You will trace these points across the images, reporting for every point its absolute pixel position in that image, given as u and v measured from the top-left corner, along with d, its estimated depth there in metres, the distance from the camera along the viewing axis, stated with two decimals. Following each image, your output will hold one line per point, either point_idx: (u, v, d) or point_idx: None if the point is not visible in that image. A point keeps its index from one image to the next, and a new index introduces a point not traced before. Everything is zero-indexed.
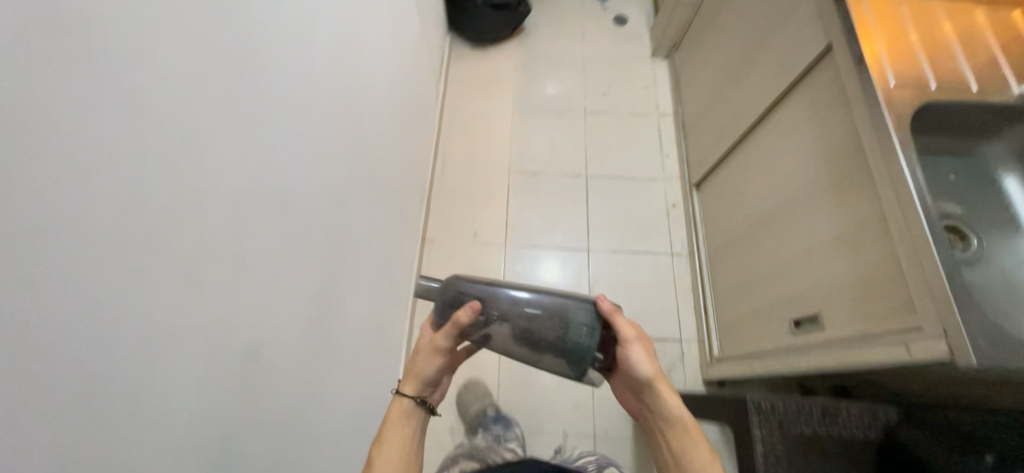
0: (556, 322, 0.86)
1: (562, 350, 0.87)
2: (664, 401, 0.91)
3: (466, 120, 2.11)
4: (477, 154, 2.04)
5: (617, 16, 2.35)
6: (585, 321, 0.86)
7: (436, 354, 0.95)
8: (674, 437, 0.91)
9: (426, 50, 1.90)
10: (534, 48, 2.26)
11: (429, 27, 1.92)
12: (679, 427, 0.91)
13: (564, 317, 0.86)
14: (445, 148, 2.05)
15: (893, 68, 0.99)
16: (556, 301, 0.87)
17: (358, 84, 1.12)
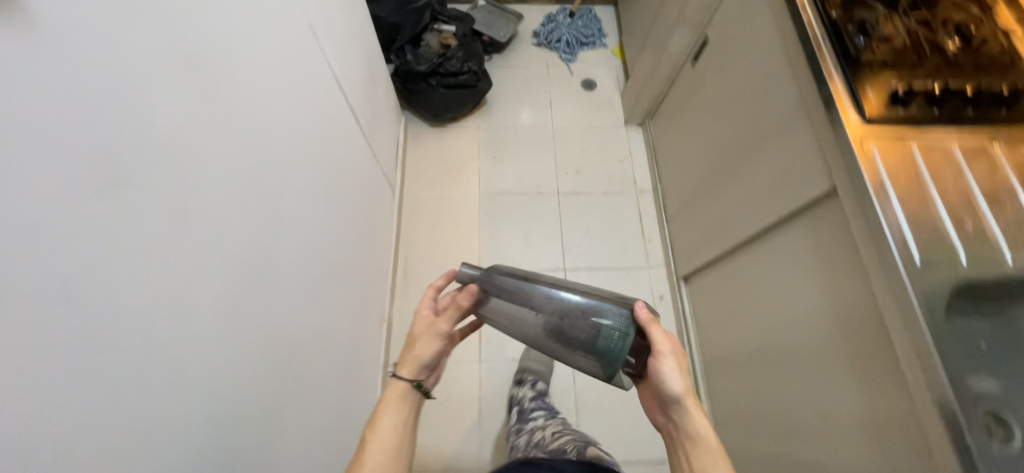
0: (587, 319, 0.92)
1: (591, 348, 0.91)
2: (691, 412, 0.87)
3: (429, 211, 1.92)
4: (444, 250, 1.86)
5: (585, 81, 2.19)
6: (616, 325, 0.91)
7: (434, 338, 1.04)
8: (698, 458, 0.85)
9: (377, 146, 1.70)
10: (500, 124, 2.10)
11: (379, 120, 1.72)
12: (696, 441, 0.86)
13: (597, 317, 0.92)
14: (409, 247, 1.86)
15: (914, 234, 0.84)
16: (591, 303, 0.93)
17: (282, 269, 0.92)
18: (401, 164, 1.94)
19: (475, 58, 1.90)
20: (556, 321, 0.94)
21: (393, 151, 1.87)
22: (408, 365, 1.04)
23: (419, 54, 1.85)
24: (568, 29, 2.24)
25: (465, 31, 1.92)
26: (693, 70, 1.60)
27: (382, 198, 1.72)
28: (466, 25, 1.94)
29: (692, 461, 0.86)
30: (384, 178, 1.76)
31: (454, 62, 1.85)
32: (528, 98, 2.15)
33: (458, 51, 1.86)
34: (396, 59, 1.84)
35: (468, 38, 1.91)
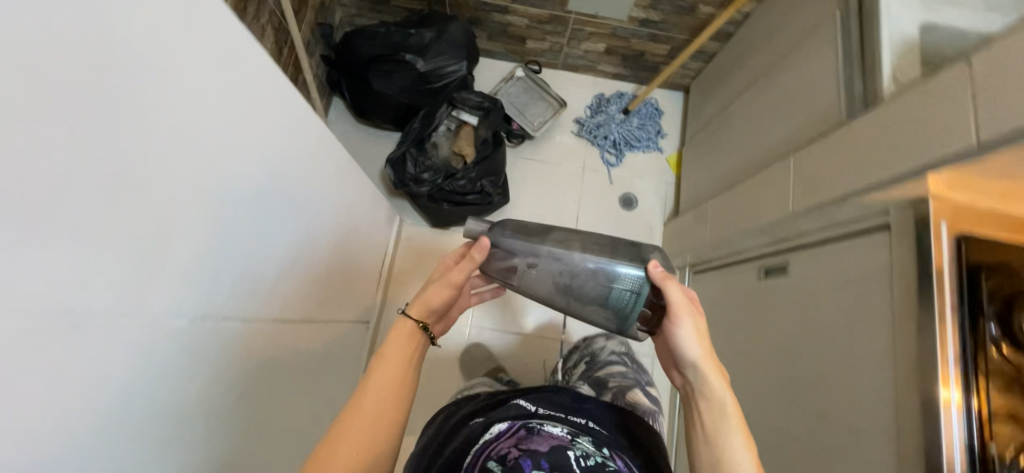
0: (599, 277, 0.78)
1: (598, 303, 0.80)
2: (706, 378, 0.72)
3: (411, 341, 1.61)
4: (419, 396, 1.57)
5: (625, 197, 1.80)
6: (632, 283, 0.78)
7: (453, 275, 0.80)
8: (711, 421, 0.70)
9: (362, 285, 1.39)
10: None
11: (367, 252, 1.38)
12: (710, 403, 0.71)
13: (609, 280, 0.78)
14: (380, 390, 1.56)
15: None
16: (600, 266, 0.78)
17: None
18: (383, 281, 1.60)
19: (493, 174, 1.53)
20: (564, 278, 0.79)
21: (377, 269, 1.54)
22: (421, 311, 0.80)
23: (426, 161, 1.48)
24: (618, 125, 1.81)
25: (488, 136, 1.53)
26: (759, 282, 1.21)
27: (354, 341, 1.42)
28: (490, 126, 1.55)
29: (707, 427, 0.70)
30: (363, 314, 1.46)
31: (467, 179, 1.48)
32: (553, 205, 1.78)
33: (475, 165, 1.49)
34: (395, 166, 1.47)
35: (491, 145, 1.54)
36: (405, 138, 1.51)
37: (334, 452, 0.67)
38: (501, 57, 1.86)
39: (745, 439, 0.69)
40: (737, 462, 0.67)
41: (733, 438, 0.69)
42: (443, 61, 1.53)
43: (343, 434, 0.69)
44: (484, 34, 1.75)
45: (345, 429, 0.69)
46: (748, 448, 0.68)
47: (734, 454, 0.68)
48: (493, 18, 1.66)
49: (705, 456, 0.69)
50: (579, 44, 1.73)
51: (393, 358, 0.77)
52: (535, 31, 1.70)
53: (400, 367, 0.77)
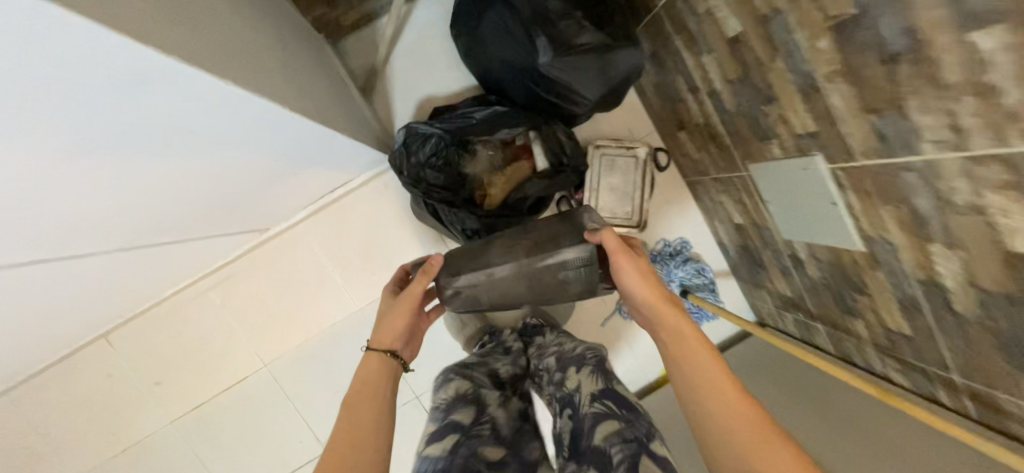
0: (554, 262, 1.03)
1: (563, 279, 1.04)
2: (664, 325, 0.85)
3: (293, 269, 1.40)
4: (258, 316, 1.41)
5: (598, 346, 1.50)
6: (576, 256, 1.02)
7: (387, 296, 1.06)
8: (679, 350, 0.81)
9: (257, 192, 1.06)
10: None
11: (284, 170, 1.03)
12: (676, 354, 0.81)
13: (565, 261, 1.02)
14: (230, 283, 1.39)
15: None
16: (546, 260, 1.03)
17: None
18: (313, 204, 1.35)
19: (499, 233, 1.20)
20: (533, 274, 1.02)
21: (311, 195, 1.29)
22: (380, 324, 1.00)
23: (445, 162, 1.14)
24: None
25: (528, 194, 1.17)
26: None
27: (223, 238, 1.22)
28: (543, 188, 1.17)
29: (686, 380, 0.77)
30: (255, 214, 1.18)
31: (466, 218, 1.15)
32: None
33: (488, 211, 1.15)
34: (412, 136, 1.11)
35: (523, 205, 1.19)
36: (451, 117, 1.13)
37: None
38: (652, 116, 1.40)
39: (716, 370, 0.75)
40: (723, 410, 0.70)
41: (703, 370, 0.76)
42: (571, 80, 1.07)
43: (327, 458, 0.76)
44: (659, 81, 1.25)
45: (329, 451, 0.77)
46: (726, 387, 0.73)
47: (712, 393, 0.73)
48: (680, 83, 1.17)
49: (706, 415, 0.71)
50: (722, 195, 1.28)
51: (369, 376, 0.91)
52: (700, 140, 1.23)
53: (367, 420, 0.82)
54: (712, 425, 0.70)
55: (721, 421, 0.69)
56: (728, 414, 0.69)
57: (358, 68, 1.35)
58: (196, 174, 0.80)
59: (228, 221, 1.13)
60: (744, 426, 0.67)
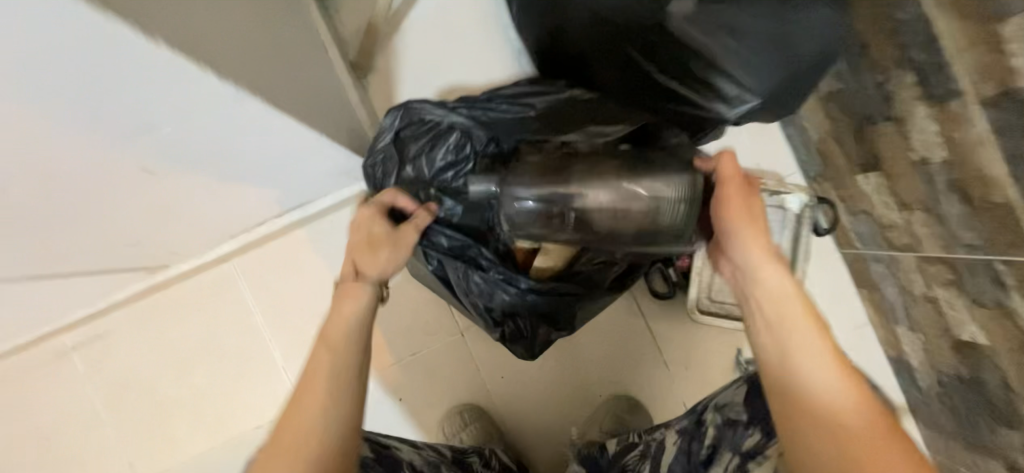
0: (637, 206, 0.51)
1: (653, 231, 0.52)
2: (773, 300, 0.48)
3: (213, 331, 0.90)
4: (147, 401, 0.90)
5: None
6: (673, 195, 0.51)
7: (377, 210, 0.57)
8: (794, 349, 0.46)
9: (142, 224, 0.59)
10: (493, 373, 0.91)
11: (184, 190, 0.56)
12: (789, 352, 0.46)
13: (657, 198, 0.51)
14: (110, 344, 0.89)
15: None
16: (631, 194, 0.52)
17: None
18: (241, 237, 0.82)
19: (552, 321, 0.67)
20: (608, 212, 0.52)
21: (240, 224, 0.78)
22: (365, 252, 0.54)
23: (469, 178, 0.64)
24: None
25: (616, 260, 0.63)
26: None
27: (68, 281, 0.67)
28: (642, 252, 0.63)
29: (797, 395, 0.44)
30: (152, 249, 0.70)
31: (497, 288, 0.63)
32: (575, 392, 0.91)
33: (541, 284, 0.62)
34: (413, 131, 0.65)
35: (604, 280, 0.66)
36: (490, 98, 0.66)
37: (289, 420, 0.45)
38: (806, 145, 0.88)
39: (853, 395, 0.43)
40: (865, 459, 0.40)
41: (832, 391, 0.43)
42: (722, 52, 0.57)
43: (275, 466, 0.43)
44: (846, 85, 0.74)
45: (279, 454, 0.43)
46: (870, 424, 0.41)
47: (844, 433, 0.42)
48: (909, 85, 0.64)
49: (826, 458, 0.41)
50: (947, 293, 0.73)
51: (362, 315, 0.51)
52: (923, 191, 0.69)
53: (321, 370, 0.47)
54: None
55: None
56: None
57: (351, 29, 0.87)
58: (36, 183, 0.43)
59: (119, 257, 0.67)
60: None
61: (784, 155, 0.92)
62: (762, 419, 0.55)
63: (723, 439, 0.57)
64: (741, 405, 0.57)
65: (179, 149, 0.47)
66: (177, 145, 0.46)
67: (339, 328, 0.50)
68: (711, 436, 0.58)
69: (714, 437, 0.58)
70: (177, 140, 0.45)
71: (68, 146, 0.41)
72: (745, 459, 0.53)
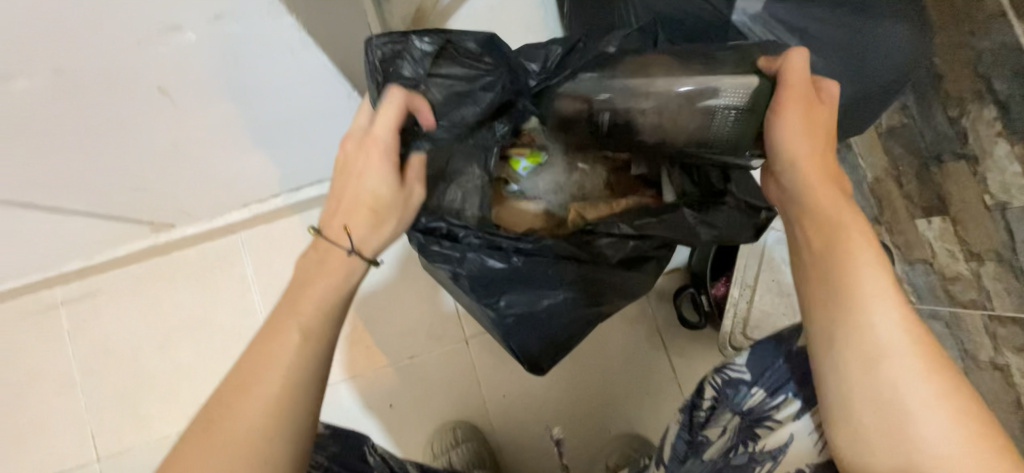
0: (688, 109, 0.49)
1: (701, 141, 0.50)
2: (829, 232, 0.42)
3: (206, 305, 0.85)
4: (122, 371, 0.83)
5: None
6: (728, 100, 0.48)
7: (376, 151, 0.45)
8: (856, 296, 0.39)
9: (165, 172, 0.57)
10: (495, 389, 0.83)
11: (209, 141, 0.53)
12: (841, 306, 0.39)
13: (712, 102, 0.48)
14: (101, 304, 0.84)
15: None
16: (680, 92, 0.49)
17: None
18: (253, 206, 0.76)
19: (541, 284, 0.58)
20: (660, 123, 0.50)
21: (249, 194, 0.72)
22: (360, 217, 0.44)
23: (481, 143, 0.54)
24: None
25: (624, 229, 0.56)
26: None
27: (53, 219, 0.60)
28: (660, 226, 0.55)
29: (848, 357, 0.38)
30: (166, 205, 0.66)
31: (472, 252, 0.55)
32: (581, 423, 0.82)
33: (527, 245, 0.55)
34: (447, 59, 0.50)
35: (611, 252, 0.57)
36: (547, 45, 0.54)
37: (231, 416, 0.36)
38: (855, 185, 0.81)
39: (914, 351, 0.37)
40: (920, 423, 0.36)
41: (892, 349, 0.37)
42: (778, 48, 0.52)
43: (207, 444, 0.36)
44: (912, 119, 0.69)
45: (216, 434, 0.36)
46: (930, 383, 0.36)
47: (897, 398, 0.37)
48: (988, 119, 0.61)
49: (870, 423, 0.37)
50: (1019, 359, 0.64)
51: (338, 283, 0.43)
52: (998, 239, 0.63)
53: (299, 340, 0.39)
54: (885, 452, 0.37)
55: (908, 455, 0.36)
56: (930, 447, 0.35)
57: None
58: (78, 116, 0.41)
59: (140, 206, 0.64)
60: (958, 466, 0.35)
61: None
62: (766, 372, 0.50)
63: (723, 398, 0.51)
64: (742, 360, 0.51)
65: (191, 79, 0.41)
66: (190, 72, 0.40)
67: (310, 297, 0.41)
68: (710, 394, 0.52)
69: (713, 395, 0.52)
70: (189, 63, 0.38)
71: (128, 78, 0.38)
72: (747, 421, 0.49)
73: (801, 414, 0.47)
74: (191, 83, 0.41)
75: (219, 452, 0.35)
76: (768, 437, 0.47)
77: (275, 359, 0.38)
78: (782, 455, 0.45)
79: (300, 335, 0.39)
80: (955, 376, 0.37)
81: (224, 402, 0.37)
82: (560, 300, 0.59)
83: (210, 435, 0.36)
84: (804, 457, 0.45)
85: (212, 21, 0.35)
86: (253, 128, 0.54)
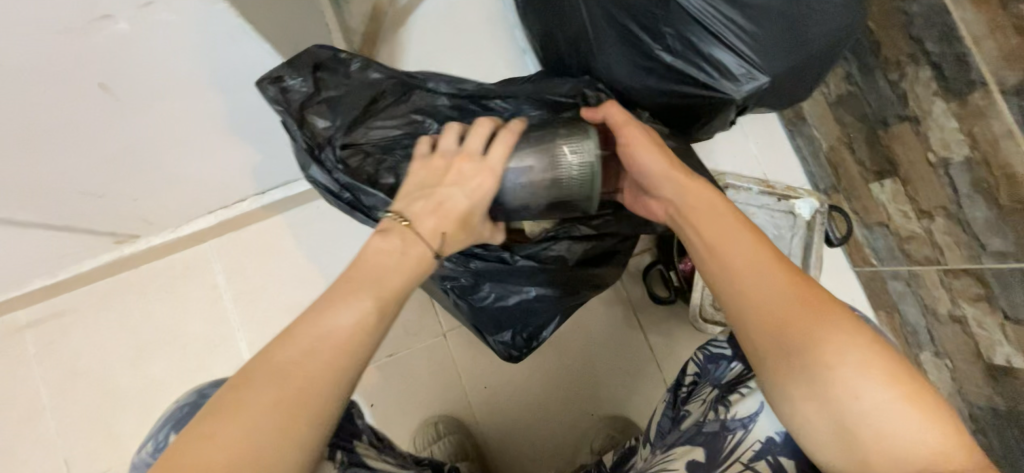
0: (537, 167, 0.46)
1: (563, 200, 0.48)
2: (716, 225, 0.43)
3: (178, 317, 0.83)
4: (93, 390, 0.81)
5: None
6: (565, 151, 0.46)
7: (490, 181, 0.45)
8: (752, 290, 0.40)
9: (122, 177, 0.57)
10: (476, 383, 0.83)
11: (162, 140, 0.54)
12: (743, 278, 0.40)
13: (556, 161, 0.46)
14: (68, 323, 0.82)
15: None
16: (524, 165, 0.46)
17: None
18: (219, 212, 0.76)
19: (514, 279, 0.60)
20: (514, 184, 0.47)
21: (212, 200, 0.72)
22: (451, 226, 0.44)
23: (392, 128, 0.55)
24: None
25: (583, 230, 0.59)
26: None
27: (10, 233, 0.59)
28: (615, 224, 0.60)
29: (762, 332, 0.39)
30: (127, 213, 0.66)
31: None
32: (564, 410, 0.83)
33: (483, 251, 0.57)
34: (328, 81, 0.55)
35: (569, 255, 0.60)
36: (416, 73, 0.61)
37: (245, 405, 0.35)
38: (814, 155, 0.84)
39: (818, 317, 0.38)
40: (844, 384, 0.36)
41: (798, 319, 0.38)
42: (723, 25, 0.55)
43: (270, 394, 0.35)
44: (857, 87, 0.72)
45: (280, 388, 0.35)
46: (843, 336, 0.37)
47: (825, 371, 0.36)
48: (924, 80, 0.62)
49: (799, 391, 0.37)
50: (974, 310, 0.66)
51: (412, 273, 0.41)
52: (944, 195, 0.65)
53: (330, 347, 0.36)
54: (820, 421, 0.36)
55: (841, 418, 0.35)
56: (859, 405, 0.35)
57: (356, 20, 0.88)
58: (23, 115, 0.41)
59: (99, 215, 0.63)
60: (889, 419, 0.35)
61: (791, 166, 0.88)
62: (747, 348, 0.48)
63: (704, 373, 0.50)
64: (723, 336, 0.50)
65: (131, 70, 0.42)
66: (132, 64, 0.42)
67: (388, 274, 0.40)
68: (693, 370, 0.51)
69: (694, 372, 0.51)
70: (120, 43, 0.38)
71: (67, 74, 0.39)
72: (723, 391, 0.47)
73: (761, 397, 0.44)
74: (133, 75, 0.43)
75: (249, 421, 0.34)
76: (739, 404, 0.44)
77: (337, 328, 0.37)
78: (752, 423, 0.43)
79: (372, 314, 0.38)
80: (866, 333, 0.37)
81: (291, 357, 0.36)
82: (530, 295, 0.61)
83: (276, 387, 0.35)
84: (773, 424, 0.43)
85: (143, 7, 0.36)
86: (204, 118, 0.54)
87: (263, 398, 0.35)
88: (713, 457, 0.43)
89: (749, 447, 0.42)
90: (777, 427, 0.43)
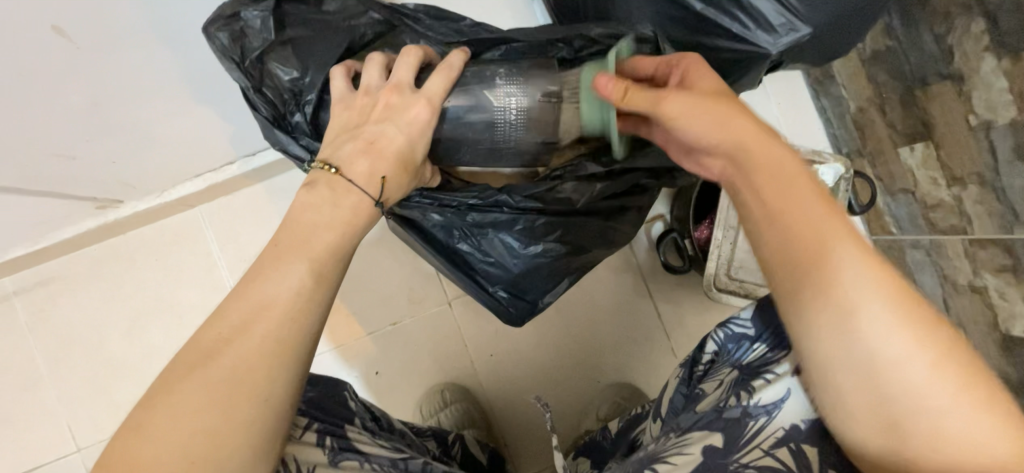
0: (479, 113, 0.48)
1: (502, 148, 0.49)
2: (794, 197, 0.37)
3: (173, 287, 0.80)
4: (91, 359, 0.79)
5: None
6: (504, 96, 0.48)
7: (424, 112, 0.45)
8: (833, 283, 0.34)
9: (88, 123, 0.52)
10: (482, 351, 0.81)
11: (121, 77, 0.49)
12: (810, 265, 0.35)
13: (496, 105, 0.48)
14: (59, 292, 0.79)
15: None
16: (469, 111, 0.48)
17: None
18: (207, 177, 0.70)
19: (522, 237, 0.56)
20: (463, 129, 0.48)
21: (199, 162, 0.67)
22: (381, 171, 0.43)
23: (358, 73, 0.49)
24: None
25: (592, 169, 0.54)
26: None
27: None
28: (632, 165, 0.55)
29: (823, 332, 0.35)
30: (103, 174, 0.60)
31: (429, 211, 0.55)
32: (569, 377, 0.82)
33: (478, 202, 0.54)
34: (292, 19, 0.50)
35: (577, 197, 0.55)
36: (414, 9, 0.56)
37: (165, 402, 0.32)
38: (840, 117, 0.79)
39: (896, 315, 0.33)
40: (909, 382, 0.33)
41: (872, 318, 0.33)
42: None
43: (193, 380, 0.33)
44: (896, 42, 0.66)
45: (190, 380, 0.33)
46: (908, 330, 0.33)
47: (887, 367, 0.33)
48: (975, 34, 0.57)
49: (850, 384, 0.34)
50: (998, 282, 0.64)
51: (343, 230, 0.41)
52: (981, 161, 0.61)
53: (244, 326, 0.35)
54: (871, 419, 0.34)
55: (891, 409, 0.33)
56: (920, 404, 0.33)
57: None
58: None
59: (72, 177, 0.58)
60: (954, 430, 0.32)
61: (814, 129, 0.83)
62: (772, 327, 0.46)
63: (724, 353, 0.48)
64: (745, 314, 0.48)
65: None
66: None
67: (312, 233, 0.39)
68: (711, 349, 0.50)
69: (713, 350, 0.50)
70: None
71: None
72: (744, 373, 0.45)
73: (786, 375, 0.42)
74: None
75: (177, 416, 0.32)
76: (762, 391, 0.42)
77: (254, 296, 0.36)
78: (777, 410, 0.41)
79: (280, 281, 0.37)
80: (941, 337, 0.34)
81: (218, 332, 0.34)
82: (540, 251, 0.57)
83: (193, 380, 0.33)
84: (801, 412, 0.41)
85: None
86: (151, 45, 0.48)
87: (187, 392, 0.33)
88: (730, 443, 0.40)
89: (772, 434, 0.40)
90: (804, 414, 0.40)
